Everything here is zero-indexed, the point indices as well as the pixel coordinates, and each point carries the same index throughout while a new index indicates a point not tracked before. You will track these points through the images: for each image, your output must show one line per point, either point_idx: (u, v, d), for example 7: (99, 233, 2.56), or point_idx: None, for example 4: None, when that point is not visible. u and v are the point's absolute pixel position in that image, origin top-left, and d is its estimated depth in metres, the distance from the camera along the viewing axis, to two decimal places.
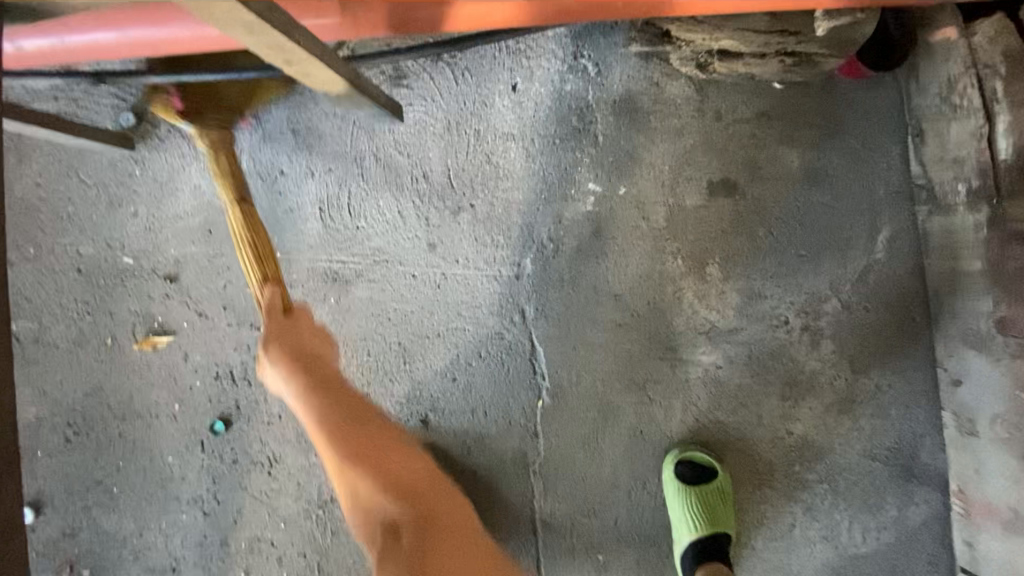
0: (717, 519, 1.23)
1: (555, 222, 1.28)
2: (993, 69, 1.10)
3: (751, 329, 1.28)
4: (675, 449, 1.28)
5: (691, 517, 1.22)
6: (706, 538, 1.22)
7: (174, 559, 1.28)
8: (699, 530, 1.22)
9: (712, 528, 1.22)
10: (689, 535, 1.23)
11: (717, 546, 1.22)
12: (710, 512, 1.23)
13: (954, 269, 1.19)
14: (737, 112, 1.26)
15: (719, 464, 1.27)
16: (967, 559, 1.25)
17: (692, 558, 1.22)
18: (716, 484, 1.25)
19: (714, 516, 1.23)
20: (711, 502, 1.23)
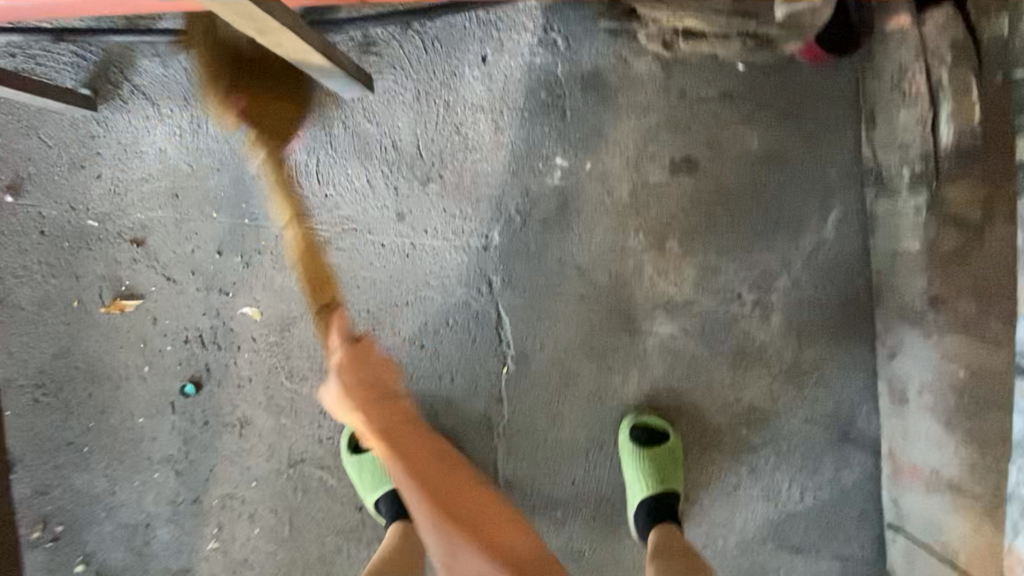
0: (667, 479, 1.31)
1: (522, 195, 1.31)
2: (940, 58, 1.12)
3: (706, 302, 1.35)
4: (630, 415, 1.36)
5: (643, 477, 1.31)
6: (657, 496, 1.30)
7: (147, 516, 1.32)
8: (650, 488, 1.30)
9: (662, 487, 1.30)
10: (642, 494, 1.31)
11: (668, 505, 1.29)
12: (660, 471, 1.31)
13: (895, 249, 1.27)
14: (700, 92, 1.30)
15: (671, 427, 1.35)
16: (893, 516, 1.37)
17: (645, 517, 1.29)
18: (668, 445, 1.33)
19: (665, 475, 1.31)
20: (662, 462, 1.31)
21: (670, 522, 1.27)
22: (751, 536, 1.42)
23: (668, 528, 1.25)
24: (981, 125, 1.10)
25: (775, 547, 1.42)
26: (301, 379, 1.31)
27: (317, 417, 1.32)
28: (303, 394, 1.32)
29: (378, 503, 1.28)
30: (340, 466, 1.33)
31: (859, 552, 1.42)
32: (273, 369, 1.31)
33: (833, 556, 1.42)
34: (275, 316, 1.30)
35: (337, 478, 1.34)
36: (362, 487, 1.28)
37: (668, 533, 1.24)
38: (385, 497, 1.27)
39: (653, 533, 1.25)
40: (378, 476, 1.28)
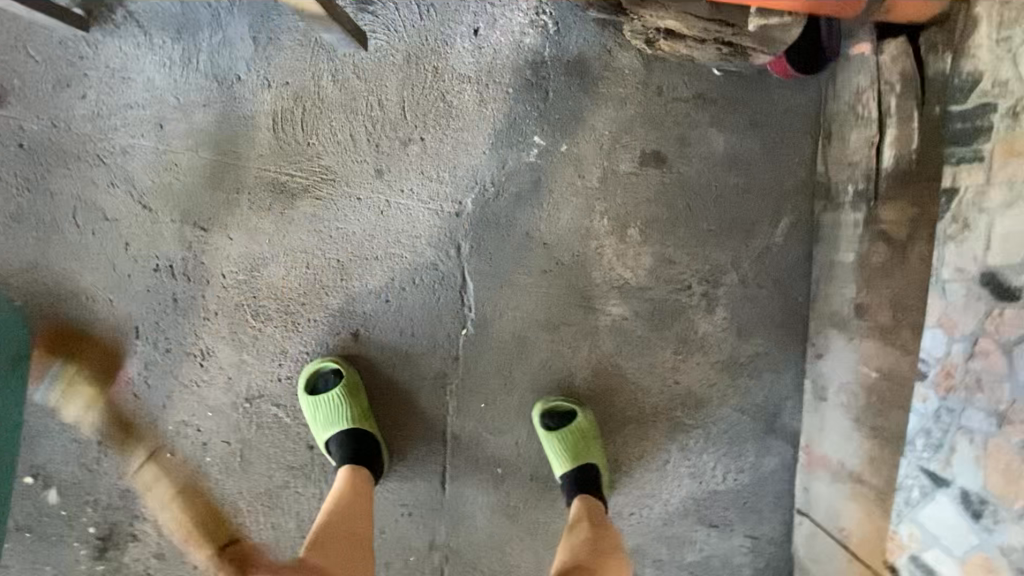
0: (583, 453, 1.41)
1: (498, 167, 1.37)
2: (890, 86, 1.23)
3: (658, 289, 1.45)
4: (539, 402, 1.45)
5: (558, 453, 1.40)
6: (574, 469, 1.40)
7: (101, 434, 1.36)
8: (565, 465, 1.40)
9: (576, 462, 1.39)
10: (561, 468, 1.41)
11: (586, 477, 1.39)
12: (573, 449, 1.40)
13: (833, 258, 1.38)
14: (676, 91, 1.38)
15: (580, 407, 1.44)
16: (802, 502, 1.50)
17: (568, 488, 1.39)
18: (575, 425, 1.41)
19: (577, 451, 1.40)
20: (577, 439, 1.41)
21: (592, 491, 1.37)
22: (674, 509, 1.54)
23: (585, 496, 1.35)
24: (918, 152, 1.18)
25: (695, 521, 1.55)
26: (267, 318, 1.36)
27: (278, 357, 1.38)
28: (267, 333, 1.37)
29: (328, 441, 1.35)
30: (296, 405, 1.39)
31: (769, 533, 1.55)
32: (239, 306, 1.36)
33: (746, 535, 1.55)
34: (246, 255, 1.35)
35: (293, 416, 1.40)
36: (314, 426, 1.36)
37: (585, 501, 1.33)
38: (336, 438, 1.35)
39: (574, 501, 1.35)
40: (330, 417, 1.35)
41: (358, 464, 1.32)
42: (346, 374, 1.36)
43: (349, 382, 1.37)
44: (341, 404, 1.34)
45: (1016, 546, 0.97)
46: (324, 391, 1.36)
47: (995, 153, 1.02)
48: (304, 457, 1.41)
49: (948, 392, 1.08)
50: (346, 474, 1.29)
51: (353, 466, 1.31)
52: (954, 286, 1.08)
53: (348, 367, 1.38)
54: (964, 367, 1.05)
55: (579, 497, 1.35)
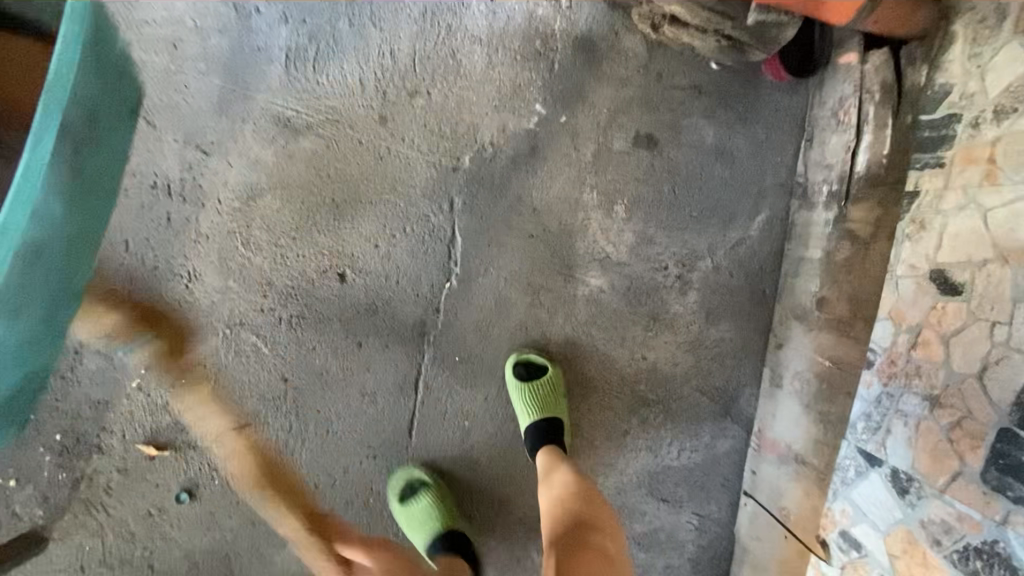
0: (548, 404, 1.45)
1: (498, 129, 1.42)
2: (871, 95, 1.31)
3: (636, 267, 1.52)
4: (513, 353, 1.51)
5: (525, 403, 1.45)
6: (538, 420, 1.44)
7: (78, 343, 1.38)
8: (531, 415, 1.45)
9: (542, 413, 1.44)
10: (526, 419, 1.46)
11: (551, 426, 1.44)
12: (542, 401, 1.45)
13: (802, 255, 1.46)
14: (674, 79, 1.45)
15: (551, 363, 1.50)
16: (749, 483, 1.58)
17: (533, 438, 1.44)
18: (547, 378, 1.47)
19: (545, 403, 1.45)
20: (544, 392, 1.46)
21: (556, 441, 1.44)
22: (628, 479, 1.61)
23: (551, 446, 1.42)
24: (888, 158, 1.29)
25: (646, 494, 1.61)
26: (257, 249, 1.40)
27: (264, 288, 1.41)
28: (256, 263, 1.40)
29: (429, 545, 1.44)
30: (276, 337, 1.43)
31: (715, 513, 1.63)
32: (231, 233, 1.39)
33: (693, 512, 1.63)
34: (244, 184, 1.38)
35: (271, 348, 1.43)
36: (415, 535, 1.46)
37: (551, 451, 1.40)
38: (436, 541, 1.44)
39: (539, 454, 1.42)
40: (425, 521, 1.46)
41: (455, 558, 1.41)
42: (434, 482, 1.48)
43: (435, 486, 1.48)
44: (435, 507, 1.46)
45: (935, 519, 1.05)
46: (412, 500, 1.47)
47: (955, 159, 1.12)
48: (278, 390, 1.44)
49: (890, 378, 1.16)
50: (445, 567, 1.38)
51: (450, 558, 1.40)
52: (906, 281, 1.16)
53: (435, 477, 1.50)
54: (907, 356, 1.14)
55: (545, 448, 1.42)
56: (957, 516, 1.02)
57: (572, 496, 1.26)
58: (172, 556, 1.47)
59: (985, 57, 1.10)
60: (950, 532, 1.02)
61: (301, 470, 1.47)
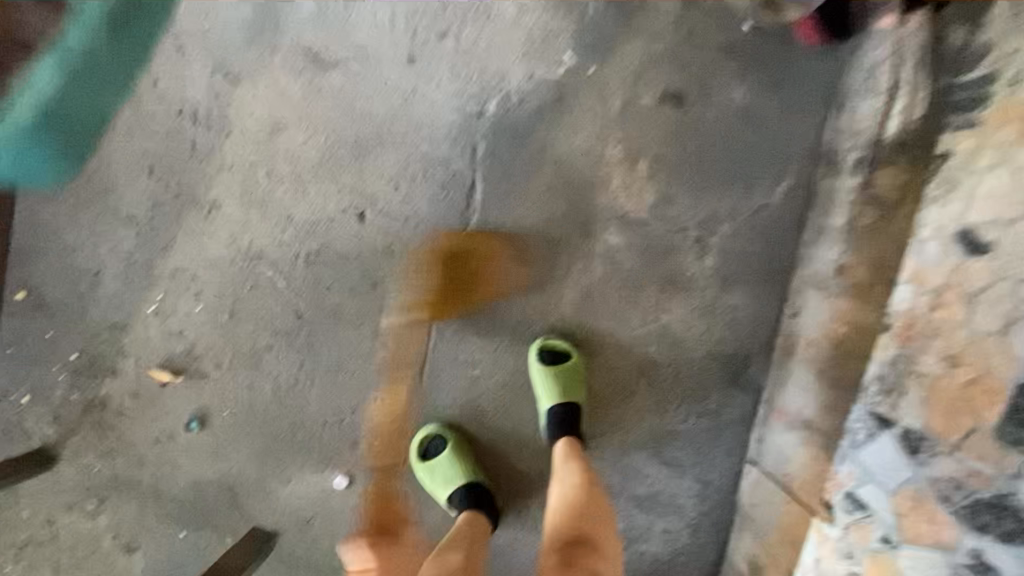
0: (570, 391, 1.48)
1: (526, 77, 1.42)
2: (906, 57, 1.31)
3: (655, 227, 1.50)
4: (539, 338, 1.53)
5: (547, 387, 1.47)
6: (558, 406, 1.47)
7: (99, 265, 1.40)
8: (552, 400, 1.47)
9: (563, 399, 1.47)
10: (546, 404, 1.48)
11: (569, 416, 1.46)
12: (563, 386, 1.48)
13: (824, 222, 1.44)
14: (705, 37, 1.43)
15: (575, 350, 1.52)
16: (754, 452, 1.57)
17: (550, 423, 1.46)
18: (570, 365, 1.50)
19: (566, 389, 1.48)
20: (567, 376, 1.48)
21: (573, 430, 1.45)
22: (632, 441, 1.60)
23: (569, 438, 1.42)
24: (921, 119, 1.29)
25: (649, 456, 1.61)
26: (278, 182, 1.40)
27: (283, 223, 1.42)
28: (276, 196, 1.41)
29: (450, 499, 1.47)
30: (292, 272, 1.44)
31: (717, 481, 1.61)
32: (254, 164, 1.39)
33: (695, 478, 1.61)
34: (268, 115, 1.38)
35: (287, 283, 1.44)
36: (436, 489, 1.48)
37: (569, 442, 1.41)
38: (457, 494, 1.46)
39: (558, 444, 1.42)
40: (447, 475, 1.48)
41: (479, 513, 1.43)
42: (453, 437, 1.51)
43: (455, 442, 1.50)
44: (457, 463, 1.48)
45: (945, 476, 1.06)
46: (433, 456, 1.50)
47: (991, 118, 1.13)
48: (291, 325, 1.45)
49: (905, 341, 1.19)
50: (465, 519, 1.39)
51: (473, 511, 1.41)
52: (931, 245, 1.19)
53: (453, 431, 1.53)
54: (926, 316, 1.16)
55: (563, 437, 1.44)
56: (968, 472, 1.03)
57: (579, 505, 1.27)
58: (178, 483, 1.49)
59: None
60: (960, 488, 1.03)
61: (310, 406, 1.49)
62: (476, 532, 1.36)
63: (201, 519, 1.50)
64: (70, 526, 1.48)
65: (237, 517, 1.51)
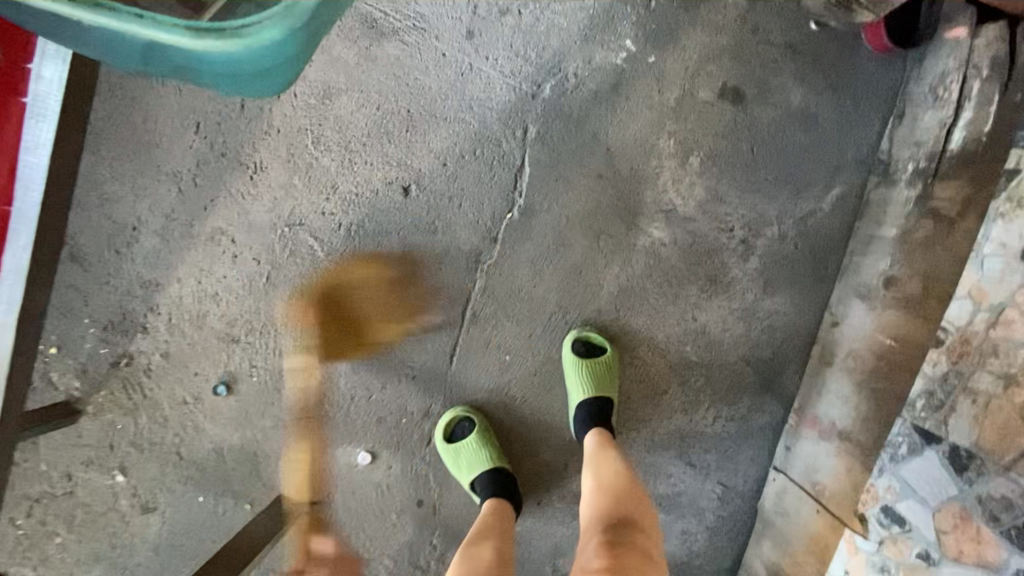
0: (603, 384, 1.46)
1: (584, 61, 1.39)
2: (978, 70, 1.28)
3: (701, 224, 1.48)
4: (574, 329, 1.51)
5: (581, 380, 1.46)
6: (591, 400, 1.45)
7: (137, 220, 1.37)
8: (586, 394, 1.46)
9: (596, 392, 1.46)
10: (579, 397, 1.47)
11: (603, 409, 1.45)
12: (596, 379, 1.46)
13: (874, 232, 1.42)
14: (770, 35, 1.41)
15: (609, 344, 1.51)
16: (781, 460, 1.55)
17: (584, 417, 1.45)
18: (604, 359, 1.48)
19: (600, 383, 1.46)
20: (601, 369, 1.46)
21: (604, 423, 1.44)
22: (658, 439, 1.59)
23: (601, 431, 1.40)
24: (988, 134, 1.27)
25: (674, 456, 1.59)
26: (325, 149, 1.38)
27: (327, 191, 1.39)
28: (323, 163, 1.38)
29: (474, 482, 1.45)
30: (331, 242, 1.41)
31: (740, 485, 1.60)
32: (303, 129, 1.37)
33: (718, 481, 1.60)
34: (321, 81, 1.36)
35: (325, 253, 1.41)
36: (460, 472, 1.47)
37: (600, 435, 1.39)
38: (482, 477, 1.45)
39: (588, 434, 1.40)
40: (471, 460, 1.46)
41: (502, 499, 1.40)
42: (480, 422, 1.48)
43: (483, 426, 1.49)
44: (483, 450, 1.46)
45: (995, 496, 1.05)
46: (459, 440, 1.48)
47: None
48: (326, 296, 1.43)
49: (960, 357, 1.14)
50: (490, 506, 1.37)
51: (498, 498, 1.39)
52: (994, 260, 1.13)
53: (481, 416, 1.51)
54: (985, 334, 1.11)
55: (592, 429, 1.42)
56: (1021, 493, 1.02)
57: (618, 495, 1.22)
58: (201, 447, 1.47)
59: None
60: (1011, 508, 1.03)
61: (339, 380, 1.47)
62: (505, 518, 1.34)
63: (222, 485, 1.49)
64: (87, 482, 1.47)
65: (257, 485, 1.50)
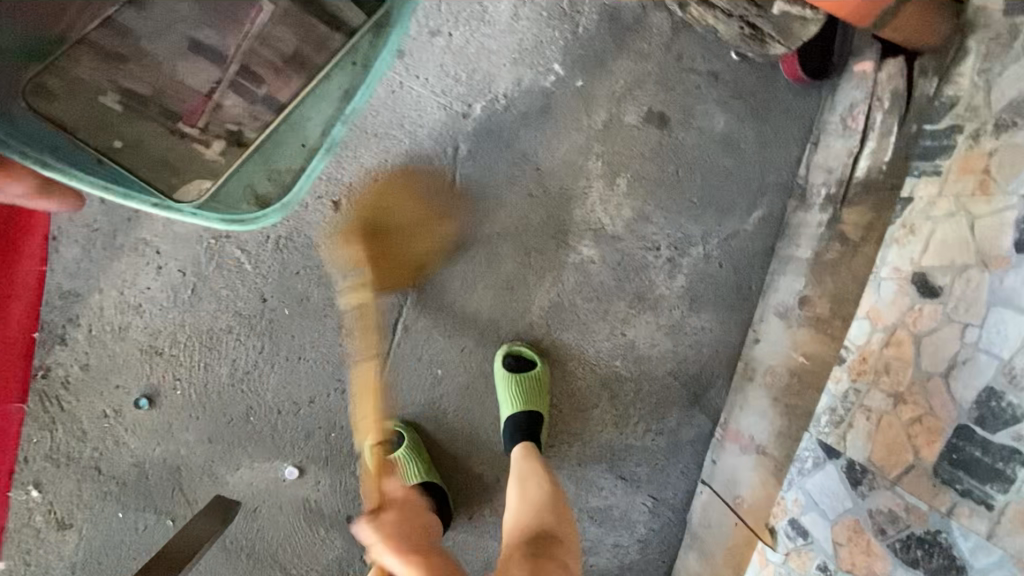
0: (532, 399, 1.48)
1: (514, 83, 1.44)
2: (880, 103, 1.35)
3: (629, 243, 1.52)
4: (505, 344, 1.53)
5: (509, 395, 1.47)
6: (519, 414, 1.47)
7: (56, 230, 1.36)
8: (514, 408, 1.47)
9: (524, 406, 1.47)
10: (508, 412, 1.48)
11: (531, 423, 1.47)
12: (525, 393, 1.48)
13: (791, 253, 1.48)
14: (693, 63, 1.47)
15: (541, 359, 1.53)
16: (707, 473, 1.59)
17: (512, 430, 1.46)
18: (533, 373, 1.49)
19: (528, 398, 1.47)
20: (530, 384, 1.48)
21: (532, 436, 1.46)
22: (590, 453, 1.61)
23: (529, 446, 1.41)
24: (888, 164, 1.32)
25: (605, 470, 1.62)
26: None
27: None
28: None
29: None
30: (259, 255, 1.42)
31: (670, 498, 1.63)
32: None
33: (649, 494, 1.63)
34: None
35: (253, 265, 1.42)
36: None
37: (527, 450, 1.40)
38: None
39: (516, 447, 1.42)
40: (401, 475, 1.46)
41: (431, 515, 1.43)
42: (410, 437, 1.48)
43: (412, 443, 1.51)
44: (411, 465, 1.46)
45: (883, 510, 1.10)
46: (388, 456, 1.47)
47: (953, 169, 1.15)
48: (254, 309, 1.43)
49: (858, 376, 1.19)
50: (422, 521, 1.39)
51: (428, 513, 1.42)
52: (888, 283, 1.19)
53: (411, 430, 1.50)
54: (879, 354, 1.17)
55: (521, 441, 1.44)
56: (905, 507, 1.07)
57: (544, 509, 1.23)
58: (121, 461, 1.44)
59: (994, 72, 1.14)
60: (896, 522, 1.08)
61: (266, 395, 1.46)
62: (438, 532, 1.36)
63: (143, 500, 1.46)
64: None
65: (180, 500, 1.47)
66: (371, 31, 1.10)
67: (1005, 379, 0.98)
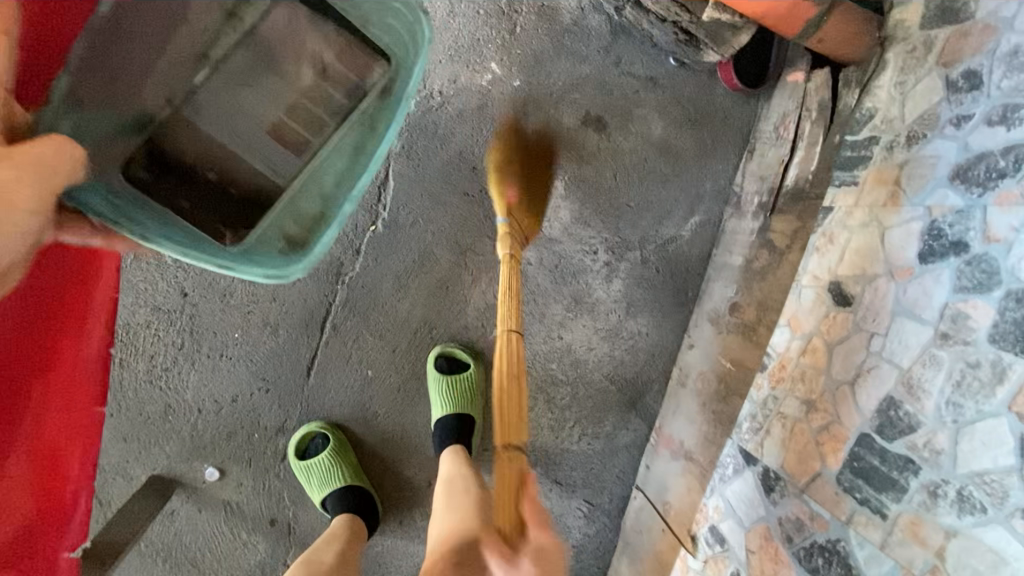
0: (463, 401, 1.45)
1: (449, 79, 1.43)
2: (809, 113, 1.36)
3: (567, 246, 1.50)
4: (439, 345, 1.50)
5: (439, 397, 1.45)
6: (449, 415, 1.45)
7: None
8: (445, 410, 1.45)
9: (454, 408, 1.45)
10: (438, 413, 1.46)
11: (461, 426, 1.44)
12: (456, 395, 1.45)
13: (724, 259, 1.48)
14: (632, 67, 1.47)
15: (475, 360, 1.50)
16: (642, 478, 1.58)
17: (441, 432, 1.43)
18: (464, 375, 1.46)
19: (459, 400, 1.45)
20: (462, 385, 1.45)
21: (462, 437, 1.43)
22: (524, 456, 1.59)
23: (457, 447, 1.36)
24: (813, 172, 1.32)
25: (540, 474, 1.60)
26: None
27: None
28: None
29: (325, 499, 1.42)
30: None
31: (605, 503, 1.62)
32: None
33: (584, 499, 1.62)
34: None
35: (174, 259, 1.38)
36: (311, 488, 1.43)
37: (454, 450, 1.36)
38: (333, 495, 1.42)
39: (443, 449, 1.37)
40: (324, 477, 1.42)
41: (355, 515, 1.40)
42: (335, 437, 1.44)
43: (337, 444, 1.44)
44: (335, 467, 1.42)
45: (790, 517, 1.10)
46: (312, 456, 1.44)
47: (868, 178, 1.15)
48: (174, 303, 1.39)
49: (777, 382, 1.19)
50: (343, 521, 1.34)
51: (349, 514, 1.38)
52: (808, 291, 1.19)
53: (337, 431, 1.46)
54: (796, 361, 1.17)
55: (450, 445, 1.40)
56: (810, 515, 1.08)
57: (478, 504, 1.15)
58: None
59: (909, 85, 1.14)
60: (802, 529, 1.08)
61: (187, 392, 1.42)
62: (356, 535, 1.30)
63: None
64: None
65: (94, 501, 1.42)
66: (384, 99, 1.05)
67: (903, 388, 1.00)
